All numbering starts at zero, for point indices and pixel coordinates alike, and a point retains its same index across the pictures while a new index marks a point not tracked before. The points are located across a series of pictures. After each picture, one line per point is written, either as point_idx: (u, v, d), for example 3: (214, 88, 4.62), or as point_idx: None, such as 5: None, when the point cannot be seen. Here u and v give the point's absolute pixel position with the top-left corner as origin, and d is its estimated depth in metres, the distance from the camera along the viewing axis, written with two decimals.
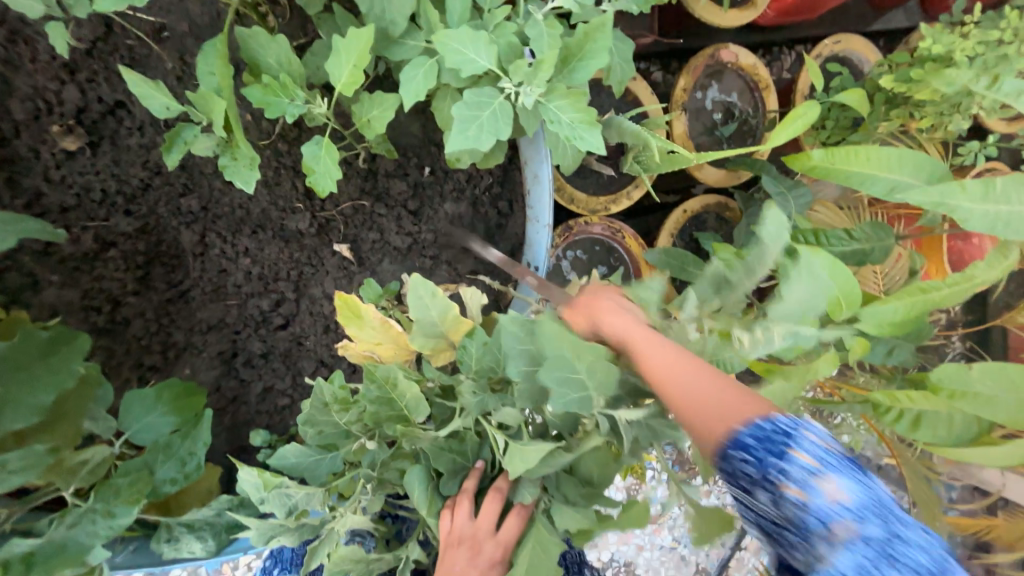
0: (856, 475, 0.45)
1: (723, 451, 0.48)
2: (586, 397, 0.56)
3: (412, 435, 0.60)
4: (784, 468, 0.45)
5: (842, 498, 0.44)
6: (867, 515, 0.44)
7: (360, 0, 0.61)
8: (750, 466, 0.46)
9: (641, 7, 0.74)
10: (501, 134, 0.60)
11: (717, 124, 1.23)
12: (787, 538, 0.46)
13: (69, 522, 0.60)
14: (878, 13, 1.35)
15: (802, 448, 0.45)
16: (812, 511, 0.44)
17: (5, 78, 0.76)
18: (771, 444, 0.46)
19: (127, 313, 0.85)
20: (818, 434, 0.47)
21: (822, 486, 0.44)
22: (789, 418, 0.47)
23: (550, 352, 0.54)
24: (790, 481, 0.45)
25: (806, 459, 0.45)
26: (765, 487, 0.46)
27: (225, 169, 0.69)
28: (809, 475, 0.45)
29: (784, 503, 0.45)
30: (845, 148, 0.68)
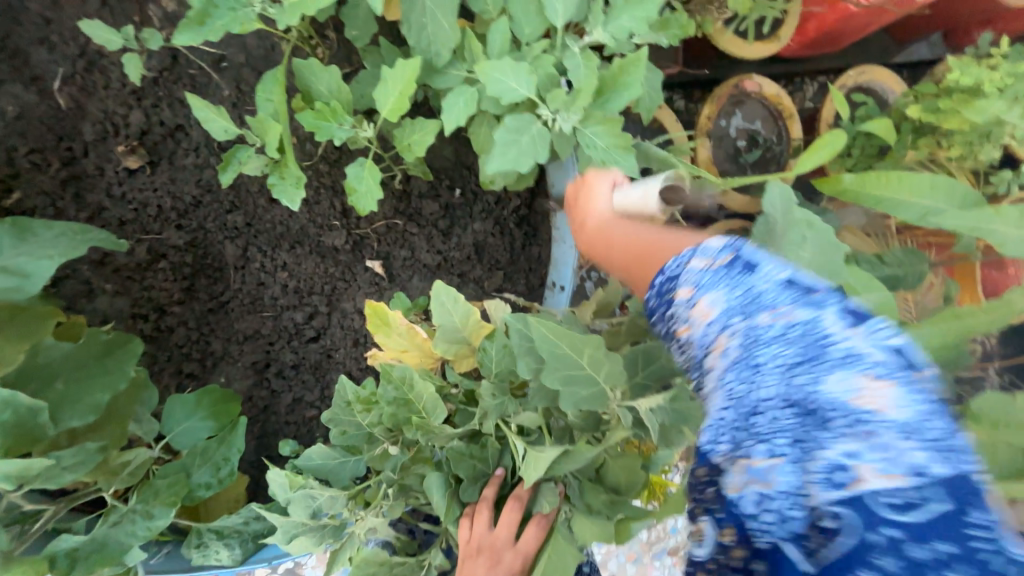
0: (725, 284, 0.40)
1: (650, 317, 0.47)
2: (597, 392, 0.55)
3: (429, 432, 0.62)
4: (670, 313, 0.43)
5: (710, 317, 0.40)
6: (733, 319, 0.39)
7: (409, 35, 0.66)
8: (655, 323, 0.45)
9: (671, 40, 0.78)
10: (539, 157, 0.63)
11: (741, 151, 1.25)
12: (698, 381, 0.44)
13: (111, 521, 0.63)
14: (900, 45, 1.37)
15: (683, 284, 0.42)
16: (696, 343, 0.42)
17: (79, 103, 0.82)
18: (660, 294, 0.44)
19: (171, 321, 0.90)
20: (698, 259, 0.42)
21: (693, 313, 0.41)
22: (675, 260, 0.44)
23: (546, 352, 0.53)
24: (678, 322, 0.42)
25: (682, 295, 0.42)
26: (669, 336, 0.44)
27: (273, 187, 0.73)
28: (686, 310, 0.42)
29: (681, 345, 0.43)
30: (875, 174, 0.69)
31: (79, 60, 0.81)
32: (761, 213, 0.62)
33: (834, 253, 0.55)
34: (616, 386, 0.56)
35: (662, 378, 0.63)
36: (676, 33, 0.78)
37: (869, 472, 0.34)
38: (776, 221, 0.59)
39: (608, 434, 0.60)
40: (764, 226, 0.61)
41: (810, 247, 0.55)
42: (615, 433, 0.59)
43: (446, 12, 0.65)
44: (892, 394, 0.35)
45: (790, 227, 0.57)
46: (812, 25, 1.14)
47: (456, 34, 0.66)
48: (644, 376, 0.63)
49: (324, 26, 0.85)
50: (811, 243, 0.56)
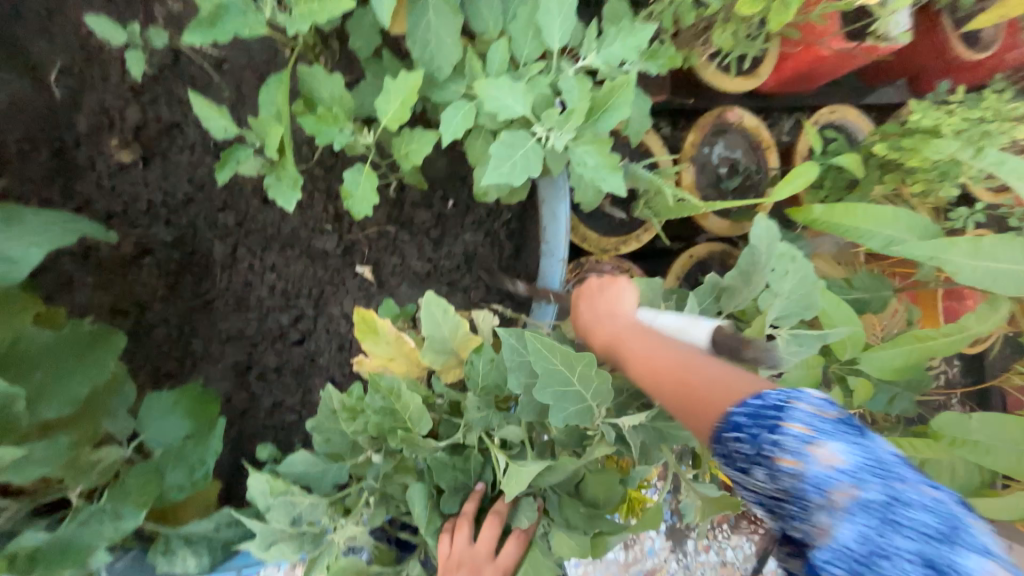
0: (846, 437, 0.43)
1: (718, 433, 0.48)
2: (584, 409, 0.57)
3: (413, 444, 0.61)
4: (775, 440, 0.44)
5: (839, 464, 0.42)
6: (868, 479, 0.42)
7: (413, 49, 0.69)
8: (744, 442, 0.46)
9: (660, 70, 0.82)
10: (531, 172, 0.66)
11: (723, 178, 1.31)
12: (789, 513, 0.44)
13: (78, 520, 0.60)
14: (870, 88, 1.47)
15: (792, 418, 0.44)
16: (809, 480, 0.43)
17: (75, 95, 0.82)
18: (765, 418, 0.45)
19: (152, 318, 0.88)
20: (806, 402, 0.45)
21: (816, 454, 0.43)
22: (777, 393, 0.46)
23: (540, 367, 0.54)
24: (785, 454, 0.43)
25: (797, 429, 0.44)
26: (761, 463, 0.45)
27: (269, 187, 0.74)
28: (802, 445, 0.43)
29: (780, 475, 0.44)
30: (844, 205, 0.74)
31: (78, 53, 0.82)
32: (746, 245, 0.65)
33: (807, 286, 0.64)
34: (602, 403, 0.58)
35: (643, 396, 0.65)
36: (664, 63, 0.83)
37: None
38: (762, 255, 0.65)
39: (591, 450, 0.59)
40: (749, 255, 0.65)
41: (791, 281, 0.64)
42: (597, 448, 0.59)
43: (449, 29, 0.68)
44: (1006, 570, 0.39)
45: (775, 260, 0.64)
46: (789, 65, 1.22)
47: (458, 50, 0.69)
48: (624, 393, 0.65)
49: (329, 36, 0.87)
50: (791, 276, 0.64)
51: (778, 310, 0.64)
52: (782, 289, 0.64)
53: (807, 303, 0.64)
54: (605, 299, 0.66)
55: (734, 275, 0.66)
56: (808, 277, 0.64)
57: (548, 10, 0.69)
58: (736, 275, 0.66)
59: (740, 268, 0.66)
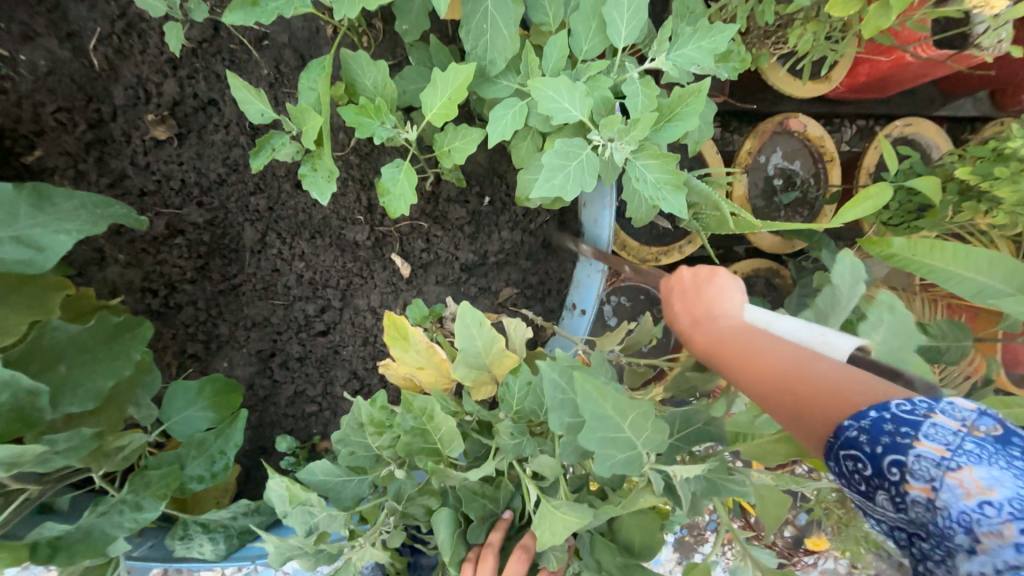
0: (1000, 463, 0.41)
1: (832, 448, 0.47)
2: (633, 457, 0.53)
3: (443, 474, 0.58)
4: (908, 464, 0.43)
5: (985, 495, 0.40)
6: (1023, 513, 0.40)
7: (465, 40, 0.63)
8: (863, 464, 0.45)
9: (732, 74, 0.74)
10: (585, 187, 0.61)
11: (777, 190, 1.22)
12: (923, 546, 0.44)
13: (99, 510, 0.60)
14: (945, 99, 1.33)
15: (925, 436, 0.42)
16: (948, 514, 0.41)
17: (113, 65, 0.80)
18: (886, 437, 0.43)
19: (180, 299, 0.87)
20: (949, 419, 0.43)
21: (954, 481, 0.41)
22: (907, 404, 0.44)
23: (589, 413, 0.49)
24: (916, 478, 0.43)
25: (929, 450, 0.42)
26: (884, 486, 0.45)
27: (304, 178, 0.70)
28: (936, 470, 0.42)
29: (909, 503, 0.43)
30: (930, 241, 0.66)
31: (118, 22, 0.79)
32: (828, 282, 0.58)
33: (900, 337, 0.56)
34: (652, 453, 0.54)
35: (696, 444, 0.60)
36: (737, 66, 0.75)
37: None
38: (843, 294, 0.58)
39: (637, 497, 0.52)
40: (829, 296, 0.58)
41: (885, 331, 0.56)
42: (643, 497, 0.52)
43: (507, 20, 0.62)
44: None
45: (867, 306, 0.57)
46: (864, 70, 1.11)
47: (514, 43, 0.63)
48: (677, 439, 0.60)
49: (373, 16, 0.82)
50: (885, 327, 0.56)
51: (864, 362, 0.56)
52: (873, 339, 0.56)
53: (897, 356, 0.56)
54: (703, 290, 0.63)
55: (810, 316, 0.60)
56: (906, 329, 0.56)
57: (616, 5, 0.62)
58: (812, 316, 0.60)
59: (816, 309, 0.59)
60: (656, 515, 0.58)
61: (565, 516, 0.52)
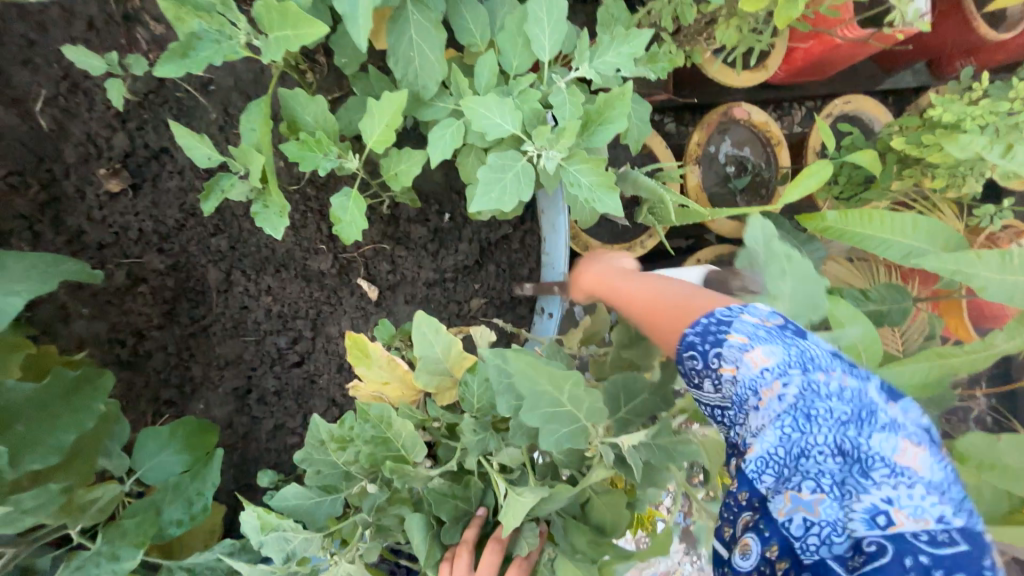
0: (777, 341, 0.50)
1: (680, 351, 0.53)
2: (578, 429, 0.54)
3: (405, 475, 0.60)
4: (721, 351, 0.51)
5: (765, 363, 0.49)
6: (788, 370, 0.48)
7: (396, 68, 0.65)
8: (698, 359, 0.52)
9: (660, 75, 0.76)
10: (523, 196, 0.63)
11: (731, 177, 1.25)
12: (735, 421, 0.52)
13: (73, 565, 0.60)
14: (885, 73, 1.38)
15: (737, 330, 0.51)
16: (742, 383, 0.50)
17: (62, 125, 0.81)
18: (712, 335, 0.51)
19: (150, 346, 0.88)
20: (750, 317, 0.52)
21: (749, 359, 0.49)
22: (724, 310, 0.53)
23: (525, 388, 0.51)
24: (726, 362, 0.50)
25: (736, 339, 0.50)
26: (708, 374, 0.52)
27: (256, 215, 0.72)
28: (740, 353, 0.50)
29: (722, 384, 0.51)
30: (858, 211, 0.69)
31: (62, 82, 0.80)
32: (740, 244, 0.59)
33: (811, 285, 0.58)
34: (598, 423, 0.55)
35: (648, 410, 0.62)
36: (664, 66, 0.77)
37: (902, 518, 0.44)
38: (758, 253, 0.58)
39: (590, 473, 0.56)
40: (746, 259, 0.60)
41: (791, 282, 0.57)
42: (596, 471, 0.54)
43: (433, 47, 0.65)
44: (916, 453, 0.47)
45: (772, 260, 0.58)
46: (799, 55, 1.15)
47: (443, 67, 0.66)
48: (627, 411, 0.62)
49: (314, 51, 0.85)
50: (790, 277, 0.58)
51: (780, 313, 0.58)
52: (781, 290, 0.58)
53: (812, 303, 0.58)
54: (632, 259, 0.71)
55: None
56: (810, 277, 0.58)
57: (536, 21, 0.65)
58: None
59: None
60: (619, 491, 0.58)
61: (527, 502, 0.53)
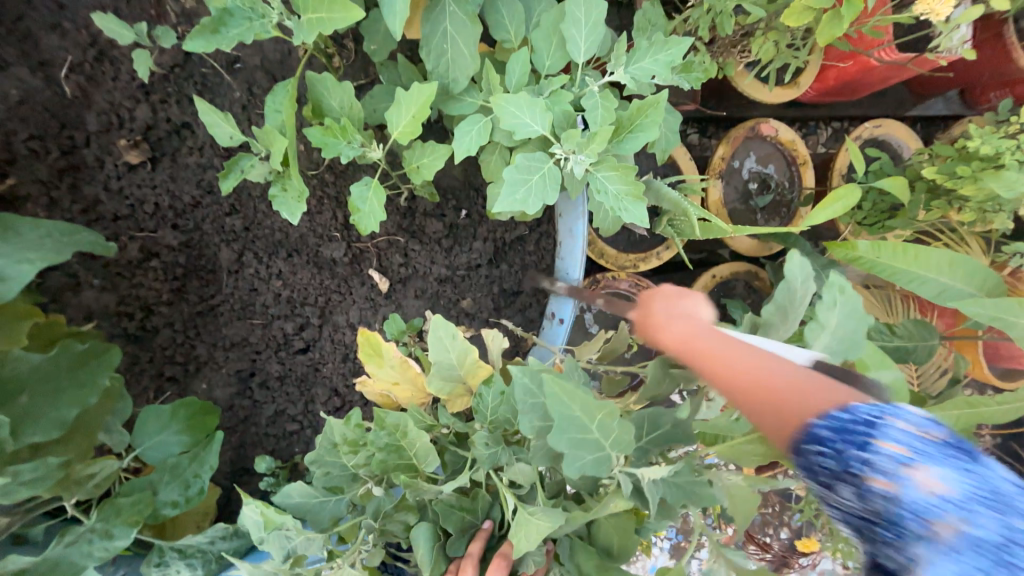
0: (951, 461, 0.42)
1: (802, 445, 0.46)
2: (603, 458, 0.52)
3: (416, 487, 0.58)
4: (869, 459, 0.43)
5: (941, 490, 0.41)
6: (971, 507, 0.41)
7: (427, 59, 0.64)
8: (830, 458, 0.45)
9: (694, 85, 0.75)
10: (548, 200, 0.62)
11: (753, 194, 1.23)
12: (879, 535, 0.43)
13: (66, 540, 0.58)
14: (916, 99, 1.35)
15: (887, 436, 0.43)
16: (905, 505, 0.42)
17: (85, 92, 0.81)
18: (857, 437, 0.44)
19: (157, 322, 0.87)
20: (908, 422, 0.44)
21: (917, 478, 0.42)
22: (870, 408, 0.45)
23: (556, 413, 0.49)
24: (878, 473, 0.43)
25: (893, 450, 0.43)
26: (848, 480, 0.44)
27: (274, 198, 0.71)
28: (899, 467, 0.42)
29: (870, 496, 0.43)
30: (894, 243, 0.67)
31: (89, 50, 0.80)
32: (783, 276, 0.57)
33: (856, 318, 0.56)
34: (620, 454, 0.53)
35: (668, 446, 0.60)
36: (698, 76, 0.76)
37: None
38: (798, 285, 0.57)
39: (606, 501, 0.53)
40: (784, 291, 0.57)
41: (839, 312, 0.55)
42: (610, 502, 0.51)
43: (467, 40, 0.63)
44: None
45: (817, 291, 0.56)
46: (832, 75, 1.12)
47: (475, 62, 0.65)
48: (648, 441, 0.60)
49: (343, 36, 0.83)
50: (839, 308, 0.56)
51: (824, 344, 0.56)
52: (829, 321, 0.55)
53: (854, 342, 0.56)
54: (678, 298, 0.62)
55: (772, 309, 0.59)
56: (858, 314, 0.56)
57: (573, 21, 0.64)
58: (773, 309, 0.59)
59: (777, 302, 0.58)
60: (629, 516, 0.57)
61: (539, 522, 0.51)
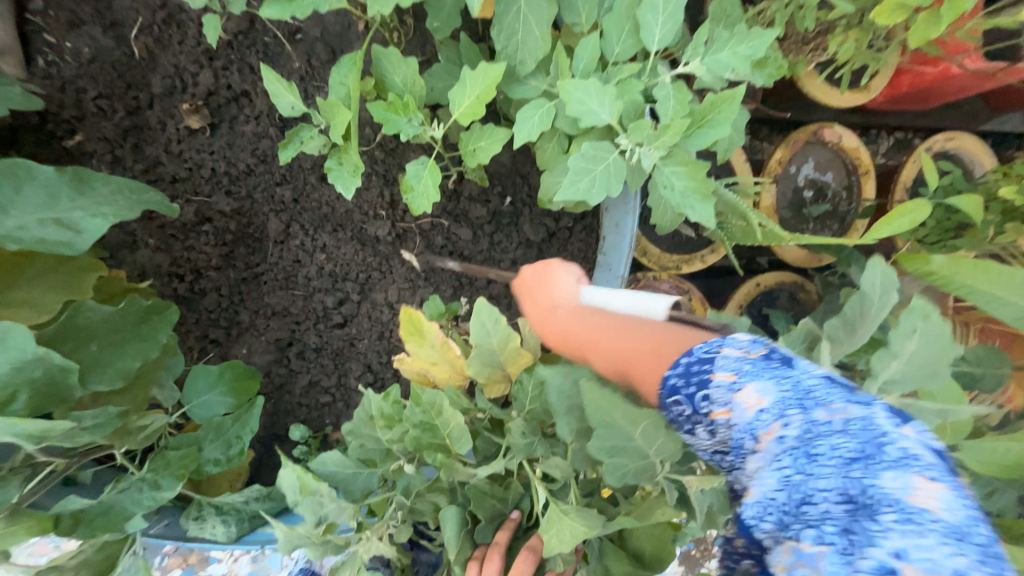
0: (764, 371, 0.38)
1: (658, 400, 0.43)
2: (651, 463, 0.51)
3: (450, 468, 0.58)
4: (708, 393, 0.39)
5: (759, 404, 0.37)
6: (785, 410, 0.36)
7: (497, 39, 0.63)
8: (687, 407, 0.40)
9: (768, 81, 0.71)
10: (611, 191, 0.60)
11: (807, 203, 1.18)
12: (732, 467, 0.39)
13: (121, 487, 0.62)
14: (992, 113, 1.27)
15: (719, 367, 0.39)
16: (738, 429, 0.37)
17: (153, 54, 0.82)
18: (695, 376, 0.40)
19: (205, 285, 0.89)
20: (733, 347, 0.40)
21: (739, 399, 0.37)
22: (705, 343, 0.41)
23: (596, 421, 0.48)
24: (716, 405, 0.38)
25: (721, 377, 0.39)
26: (702, 423, 0.40)
27: (330, 171, 0.71)
28: (729, 394, 0.38)
29: (720, 432, 0.39)
30: (973, 261, 0.62)
31: (159, 12, 0.81)
32: (857, 289, 0.56)
33: (939, 350, 0.53)
34: (665, 462, 0.52)
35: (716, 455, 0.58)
36: (773, 72, 0.71)
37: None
38: (873, 302, 0.55)
39: (652, 513, 0.50)
40: (858, 303, 0.56)
41: (918, 341, 0.53)
42: (656, 511, 0.49)
43: (540, 20, 0.61)
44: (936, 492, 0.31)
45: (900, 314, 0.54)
46: (907, 80, 1.06)
47: (546, 44, 0.63)
48: (694, 447, 0.58)
49: (404, 12, 0.82)
50: (919, 337, 0.53)
51: (893, 372, 0.54)
52: (904, 350, 0.53)
53: (931, 371, 0.53)
54: (542, 283, 0.65)
55: (836, 324, 0.57)
56: (940, 343, 0.53)
57: (652, 7, 0.61)
58: (838, 322, 0.57)
59: (844, 317, 0.57)
60: (669, 526, 0.53)
61: (574, 521, 0.50)
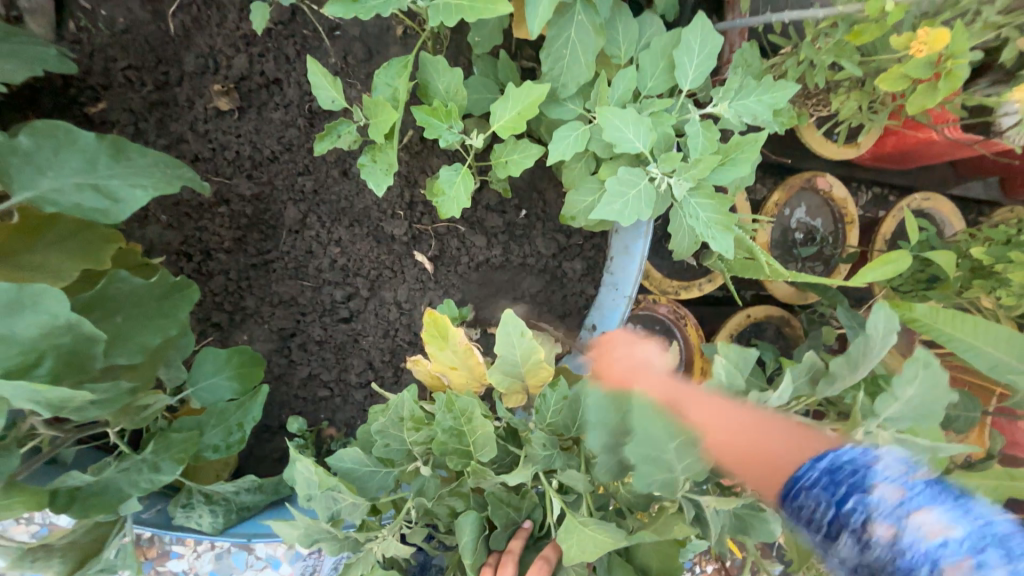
0: (943, 503, 0.44)
1: (796, 493, 0.49)
2: (669, 479, 0.53)
3: (480, 475, 0.58)
4: (869, 503, 0.45)
5: (942, 531, 0.42)
6: (979, 547, 0.41)
7: (544, 62, 0.66)
8: (827, 505, 0.47)
9: (782, 128, 0.77)
10: (642, 215, 0.63)
11: (797, 244, 1.26)
12: None
13: (120, 466, 0.60)
14: (959, 178, 1.39)
15: (881, 479, 0.46)
16: (910, 550, 0.42)
17: (188, 33, 0.82)
18: (848, 480, 0.47)
19: (213, 267, 0.88)
20: (891, 464, 0.48)
21: (915, 520, 0.43)
22: (856, 453, 0.49)
23: (641, 426, 0.51)
24: (880, 517, 0.44)
25: (889, 492, 0.45)
26: (848, 527, 0.45)
27: (363, 167, 0.72)
28: (898, 511, 0.44)
29: (874, 544, 0.44)
30: (950, 310, 0.68)
31: None
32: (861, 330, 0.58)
33: (937, 394, 0.54)
34: (689, 478, 0.55)
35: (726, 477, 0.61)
36: (786, 122, 0.77)
37: None
38: (875, 344, 0.58)
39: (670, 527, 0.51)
40: (861, 344, 0.59)
41: (918, 386, 0.54)
42: (675, 525, 0.51)
43: (586, 50, 0.65)
44: None
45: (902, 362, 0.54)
46: (892, 141, 1.15)
47: (589, 72, 0.66)
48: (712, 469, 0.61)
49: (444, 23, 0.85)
50: (919, 381, 0.54)
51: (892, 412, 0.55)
52: (904, 394, 0.54)
53: (928, 412, 0.55)
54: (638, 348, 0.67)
55: (841, 361, 0.61)
56: (940, 386, 0.54)
57: (687, 50, 0.66)
58: (842, 360, 0.61)
59: (849, 355, 0.60)
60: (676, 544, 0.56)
61: (594, 533, 0.52)
